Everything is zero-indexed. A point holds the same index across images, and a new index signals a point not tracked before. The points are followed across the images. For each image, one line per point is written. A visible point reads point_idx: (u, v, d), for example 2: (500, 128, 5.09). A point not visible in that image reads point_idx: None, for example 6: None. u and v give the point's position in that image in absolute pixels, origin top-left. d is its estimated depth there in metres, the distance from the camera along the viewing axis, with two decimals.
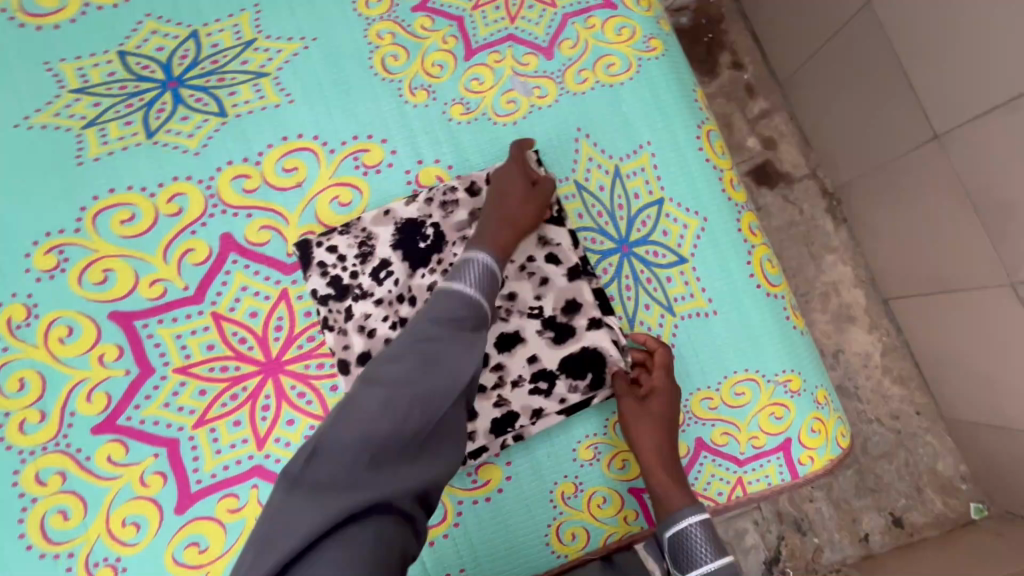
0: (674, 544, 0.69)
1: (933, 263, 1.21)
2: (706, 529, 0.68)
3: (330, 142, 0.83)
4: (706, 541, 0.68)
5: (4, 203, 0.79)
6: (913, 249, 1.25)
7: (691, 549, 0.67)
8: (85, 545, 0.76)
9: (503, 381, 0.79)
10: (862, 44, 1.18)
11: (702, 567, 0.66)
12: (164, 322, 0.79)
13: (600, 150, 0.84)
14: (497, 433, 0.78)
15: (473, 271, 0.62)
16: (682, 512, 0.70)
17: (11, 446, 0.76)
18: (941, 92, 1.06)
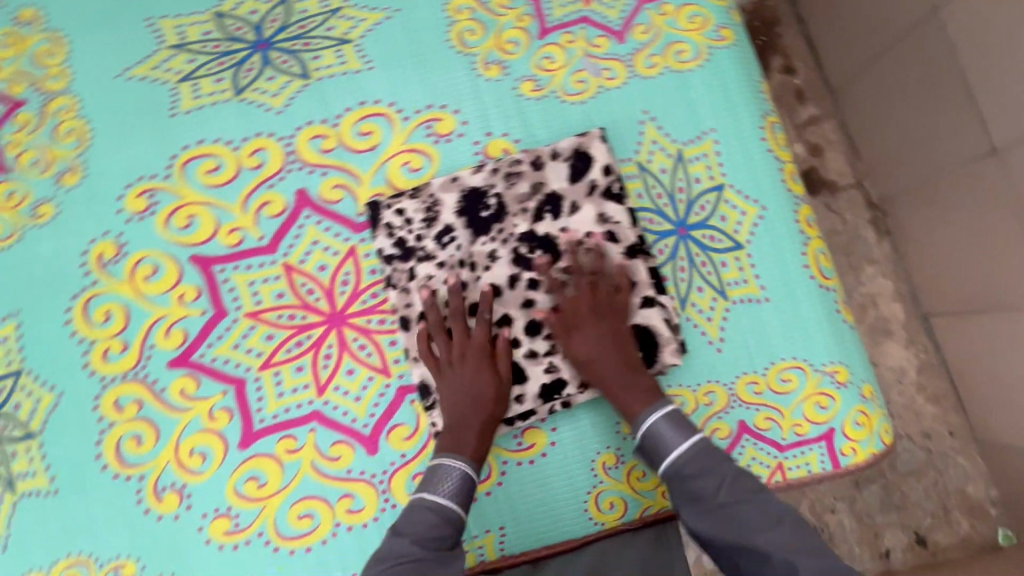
0: (644, 440, 0.74)
1: (976, 281, 1.20)
2: (670, 420, 0.73)
3: (404, 109, 0.86)
4: (673, 432, 0.72)
5: (103, 146, 0.84)
6: (957, 266, 1.23)
7: (659, 441, 0.72)
8: (155, 470, 0.81)
9: (554, 349, 0.82)
10: (924, 52, 1.17)
11: (671, 454, 0.71)
12: (240, 268, 0.83)
13: (664, 133, 0.86)
14: (544, 399, 0.82)
15: (451, 474, 0.73)
16: (640, 415, 0.75)
17: (94, 372, 0.82)
18: (1002, 106, 1.05)
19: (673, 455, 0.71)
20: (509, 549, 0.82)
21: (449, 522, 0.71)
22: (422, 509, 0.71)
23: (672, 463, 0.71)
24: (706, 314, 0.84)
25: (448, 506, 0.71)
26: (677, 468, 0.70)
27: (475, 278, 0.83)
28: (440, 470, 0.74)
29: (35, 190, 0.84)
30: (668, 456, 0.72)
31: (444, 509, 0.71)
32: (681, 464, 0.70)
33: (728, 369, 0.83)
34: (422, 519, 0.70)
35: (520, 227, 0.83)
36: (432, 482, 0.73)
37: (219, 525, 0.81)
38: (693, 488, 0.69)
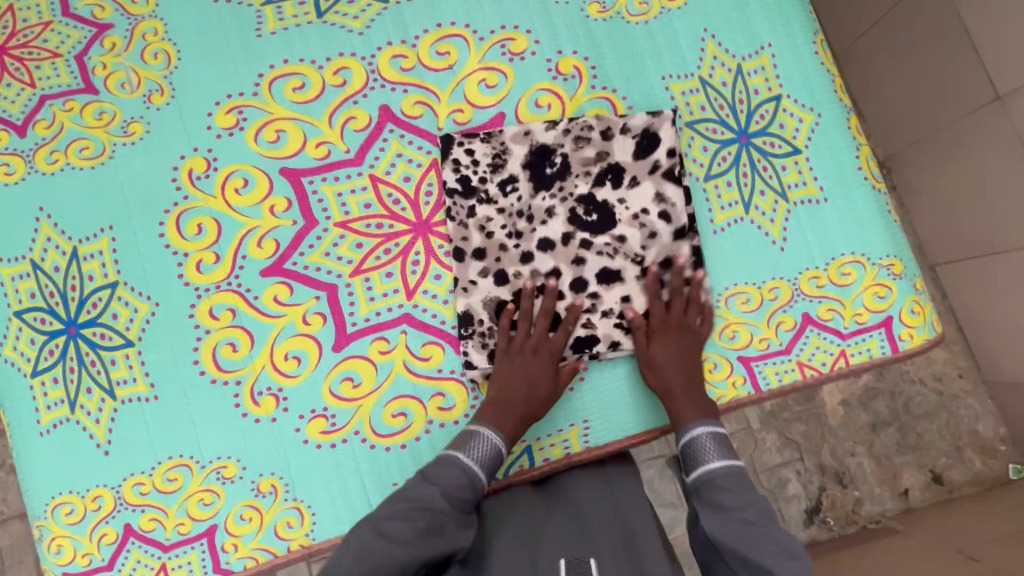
0: (684, 449, 0.79)
1: (980, 230, 1.38)
2: (713, 437, 0.77)
3: (479, 30, 0.91)
4: (712, 448, 0.76)
5: (191, 67, 0.87)
6: (959, 216, 1.42)
7: (697, 451, 0.77)
8: (251, 374, 0.84)
9: (594, 308, 0.85)
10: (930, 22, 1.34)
11: (705, 465, 0.75)
12: (328, 180, 0.87)
13: (724, 49, 0.92)
14: (576, 350, 0.85)
15: (484, 441, 0.75)
16: (686, 424, 0.79)
17: (189, 282, 0.85)
18: (1006, 58, 1.22)
19: (707, 466, 0.75)
20: (593, 442, 0.86)
21: (473, 484, 0.73)
22: (449, 460, 0.74)
23: (703, 472, 0.75)
24: (769, 217, 0.90)
25: (476, 469, 0.74)
26: (706, 478, 0.74)
27: (530, 230, 0.86)
28: (474, 435, 0.76)
29: (124, 110, 0.87)
30: (702, 466, 0.76)
31: (471, 468, 0.74)
32: (713, 476, 0.74)
33: (792, 265, 0.89)
34: (454, 473, 0.72)
35: (580, 189, 0.86)
36: (465, 442, 0.75)
37: (317, 425, 0.84)
38: (717, 500, 0.72)
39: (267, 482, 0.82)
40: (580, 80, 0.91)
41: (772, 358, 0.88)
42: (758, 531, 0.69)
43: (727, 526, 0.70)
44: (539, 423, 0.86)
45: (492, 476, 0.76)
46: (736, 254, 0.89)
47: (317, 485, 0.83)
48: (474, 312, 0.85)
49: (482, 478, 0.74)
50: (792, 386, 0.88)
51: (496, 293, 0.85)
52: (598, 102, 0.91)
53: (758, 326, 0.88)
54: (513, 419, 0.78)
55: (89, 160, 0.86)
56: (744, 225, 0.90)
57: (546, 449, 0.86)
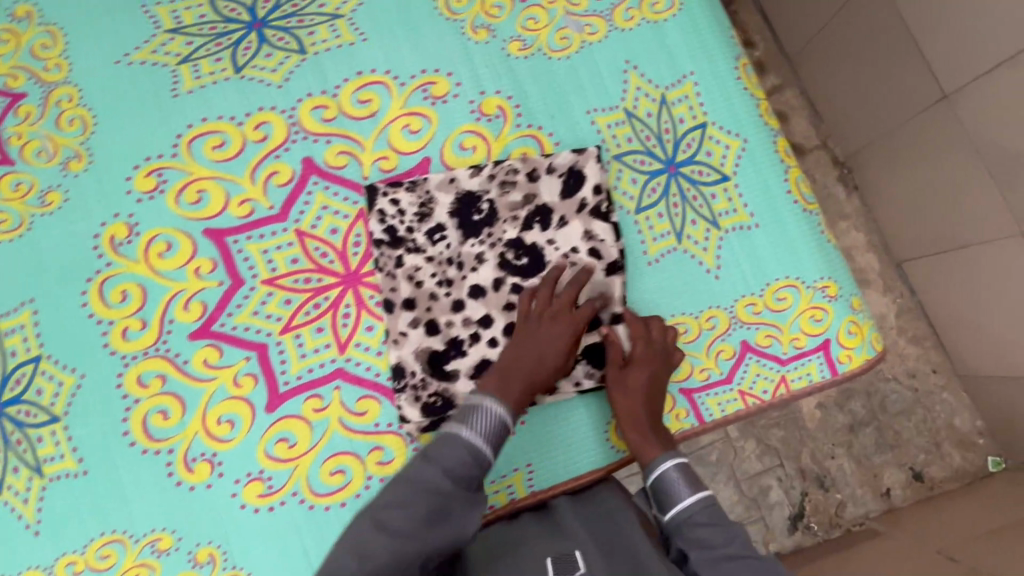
0: (655, 485, 0.78)
1: (944, 225, 1.38)
2: (681, 470, 0.77)
3: (400, 76, 0.90)
4: (683, 481, 0.77)
5: (108, 131, 0.86)
6: (923, 213, 1.42)
7: (670, 488, 0.76)
8: (184, 441, 0.82)
9: None
10: (875, 25, 1.35)
11: (681, 502, 0.75)
12: (253, 238, 0.86)
13: (647, 80, 0.91)
14: None
15: (485, 414, 0.74)
16: (657, 459, 0.78)
17: (115, 351, 0.83)
18: (948, 57, 1.23)
19: (683, 503, 0.75)
20: (538, 485, 0.85)
21: (477, 459, 0.72)
22: (450, 434, 0.73)
23: (679, 510, 0.75)
24: (702, 245, 0.89)
25: (479, 444, 0.72)
26: (684, 516, 0.75)
27: (460, 277, 0.85)
28: (474, 409, 0.74)
29: (41, 179, 0.86)
30: (677, 504, 0.76)
31: (470, 443, 0.72)
32: (692, 512, 0.74)
33: (728, 292, 0.89)
34: (454, 451, 0.71)
35: (508, 233, 0.86)
36: (465, 416, 0.74)
37: (253, 489, 0.82)
38: (699, 538, 0.73)
39: (205, 552, 0.81)
40: (505, 119, 0.90)
41: (713, 389, 0.88)
42: (742, 564, 0.70)
43: (711, 564, 0.71)
44: None
45: (498, 450, 0.74)
46: (672, 285, 0.89)
47: (257, 549, 0.81)
48: (406, 364, 0.84)
49: (485, 452, 0.72)
50: (735, 415, 0.87)
51: (428, 342, 0.84)
52: (524, 141, 0.90)
53: (698, 356, 0.88)
54: (518, 387, 0.77)
55: (8, 234, 0.85)
56: (678, 255, 0.89)
57: (490, 496, 0.85)
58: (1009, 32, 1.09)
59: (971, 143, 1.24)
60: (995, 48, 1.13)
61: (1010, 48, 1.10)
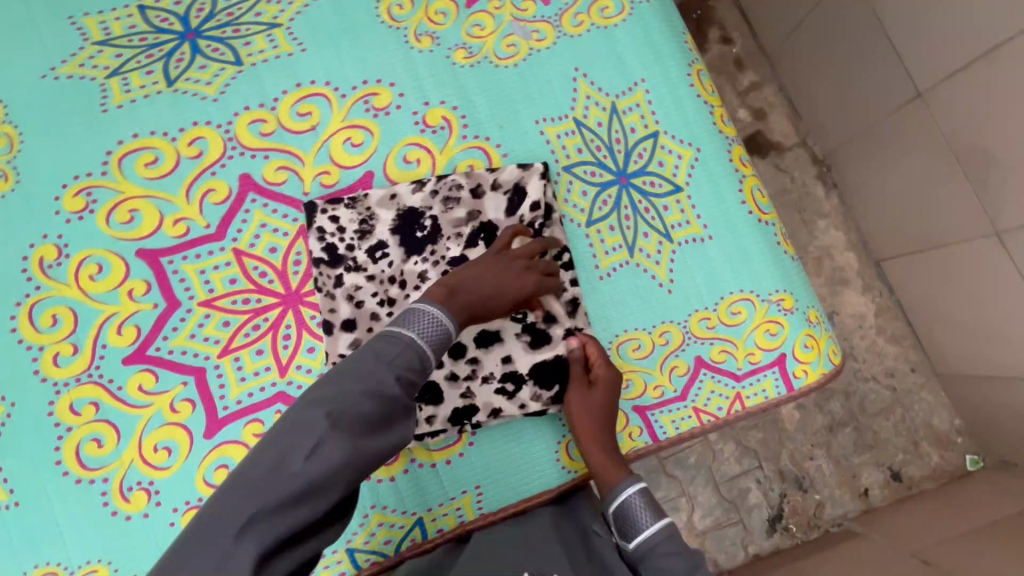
0: (618, 512, 0.71)
1: (921, 223, 1.35)
2: (645, 496, 0.71)
3: (341, 87, 0.87)
4: (647, 509, 0.70)
5: (35, 148, 0.83)
6: (901, 212, 1.40)
7: (633, 516, 0.70)
8: (120, 470, 0.80)
9: (473, 374, 0.82)
10: (848, 20, 1.32)
11: (646, 532, 0.69)
12: (189, 258, 0.83)
13: (597, 88, 0.89)
14: (454, 422, 0.81)
15: (425, 317, 0.64)
16: (620, 484, 0.72)
17: (46, 377, 0.80)
18: (920, 53, 1.20)
19: (648, 533, 0.69)
20: (487, 508, 0.83)
21: (415, 359, 0.62)
22: (387, 338, 0.62)
23: (643, 539, 0.68)
24: (654, 259, 0.87)
25: (418, 344, 0.63)
26: (648, 546, 0.68)
27: (403, 295, 0.82)
28: (415, 312, 0.65)
29: None
30: (642, 535, 0.69)
31: (412, 346, 0.62)
32: (657, 543, 0.68)
33: (681, 307, 0.87)
34: (395, 356, 0.61)
35: (452, 250, 0.83)
36: (405, 318, 0.64)
37: (192, 517, 0.80)
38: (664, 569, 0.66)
39: None
40: (450, 131, 0.87)
41: (667, 406, 0.86)
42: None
43: None
44: (429, 493, 0.83)
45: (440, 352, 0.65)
46: (625, 299, 0.87)
47: None
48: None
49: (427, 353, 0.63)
50: (689, 433, 0.85)
51: None
52: (471, 153, 0.87)
53: (651, 373, 0.86)
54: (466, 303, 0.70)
55: None
56: (630, 269, 0.87)
57: (438, 520, 0.82)
58: (981, 25, 1.06)
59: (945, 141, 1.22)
60: (967, 44, 1.10)
61: (981, 45, 1.07)
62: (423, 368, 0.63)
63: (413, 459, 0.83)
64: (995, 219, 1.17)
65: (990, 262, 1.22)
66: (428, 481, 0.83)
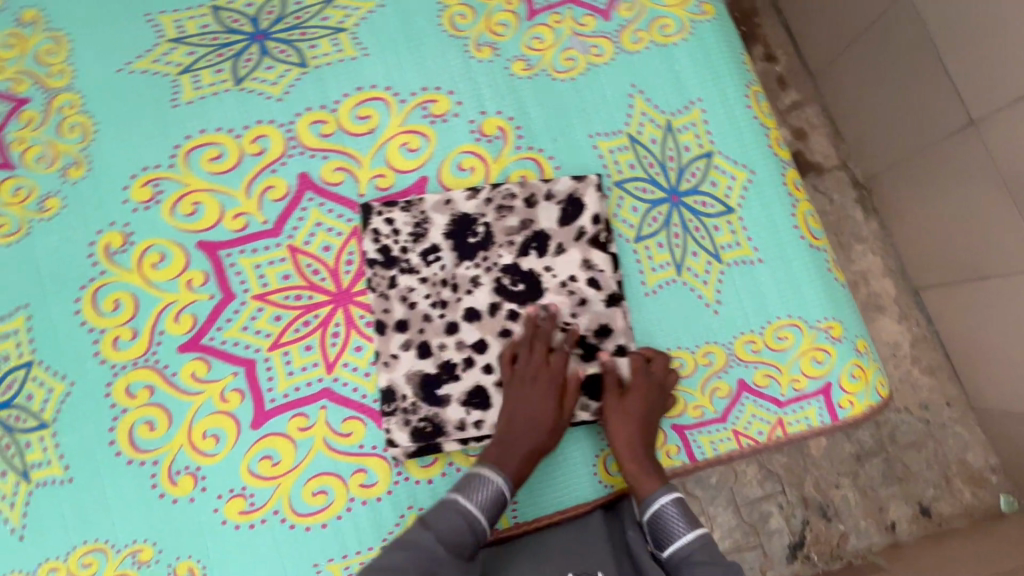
0: (653, 522, 0.76)
1: (965, 253, 1.32)
2: (678, 506, 0.75)
3: (401, 93, 0.89)
4: (680, 518, 0.75)
5: (106, 138, 0.86)
6: (944, 241, 1.37)
7: (667, 526, 0.75)
8: (169, 454, 0.82)
9: None
10: (903, 44, 1.30)
11: (680, 540, 0.73)
12: (245, 252, 0.85)
13: (653, 105, 0.89)
14: None
15: (486, 487, 0.75)
16: (654, 493, 0.76)
17: (105, 359, 0.83)
18: (979, 81, 1.17)
19: (681, 541, 0.73)
20: (522, 517, 0.83)
21: (474, 531, 0.73)
22: (451, 509, 0.73)
23: (677, 548, 0.73)
24: (702, 278, 0.87)
25: (477, 516, 0.73)
26: (682, 553, 0.73)
27: (455, 299, 0.83)
28: (477, 481, 0.75)
29: (41, 185, 0.86)
30: (676, 543, 0.74)
31: (467, 512, 0.73)
32: (691, 551, 0.72)
33: (726, 329, 0.86)
34: (452, 523, 0.72)
35: (504, 258, 0.84)
36: (468, 489, 0.75)
37: (235, 505, 0.82)
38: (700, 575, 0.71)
39: (184, 566, 0.81)
40: (505, 141, 0.88)
41: (707, 426, 0.85)
42: None
43: None
44: None
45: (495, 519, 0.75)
46: (670, 318, 0.86)
47: (236, 564, 0.81)
48: (397, 388, 0.83)
49: (479, 520, 0.73)
50: (727, 455, 0.84)
51: (420, 365, 0.82)
52: (523, 164, 0.88)
53: (691, 393, 0.85)
54: (520, 460, 0.77)
55: (7, 238, 0.85)
56: (677, 287, 0.87)
57: None
58: None
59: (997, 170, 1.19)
60: None
61: None
62: (475, 535, 0.73)
63: (451, 463, 0.83)
64: None
65: None
66: None
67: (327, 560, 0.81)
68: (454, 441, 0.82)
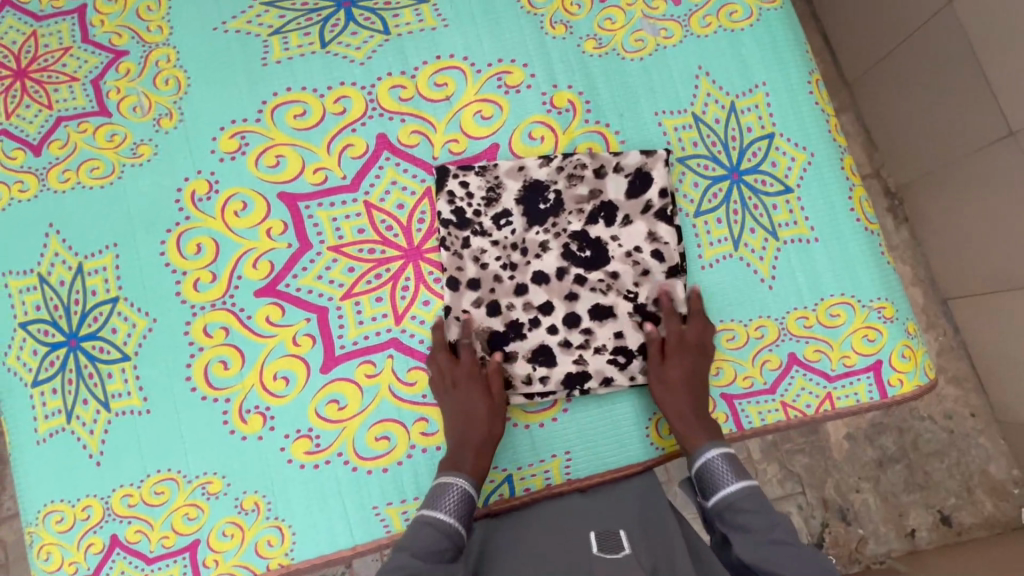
0: (700, 474, 0.78)
1: (998, 263, 1.33)
2: (727, 461, 0.76)
3: (477, 63, 0.93)
4: (729, 472, 0.76)
5: (199, 92, 0.91)
6: (975, 252, 1.38)
7: (712, 476, 0.76)
8: (241, 393, 0.86)
9: (587, 344, 0.86)
10: (942, 54, 1.32)
11: (726, 491, 0.75)
12: (324, 205, 0.89)
13: (718, 86, 0.93)
14: (566, 385, 0.85)
15: (449, 490, 0.75)
16: (702, 447, 0.78)
17: (186, 300, 0.87)
18: (1019, 92, 1.19)
19: (727, 491, 0.75)
20: (575, 474, 0.86)
21: (448, 536, 0.72)
22: (421, 526, 0.72)
23: (722, 497, 0.75)
24: (759, 253, 0.90)
25: (447, 521, 0.73)
26: (727, 503, 0.74)
27: (524, 262, 0.87)
28: (440, 488, 0.76)
29: (134, 132, 0.91)
30: (722, 493, 0.75)
31: (436, 521, 0.73)
32: (735, 502, 0.74)
33: (780, 304, 0.89)
34: (425, 536, 0.71)
35: (573, 225, 0.87)
36: (432, 499, 0.75)
37: (301, 445, 0.85)
38: (741, 523, 0.73)
39: (250, 500, 0.83)
40: (575, 114, 0.92)
41: (755, 397, 0.87)
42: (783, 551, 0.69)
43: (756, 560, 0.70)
44: (520, 452, 0.86)
45: (467, 520, 0.75)
46: (724, 290, 0.89)
47: (298, 503, 0.84)
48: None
49: (452, 525, 0.73)
50: (774, 426, 0.87)
51: (489, 323, 0.86)
52: (591, 136, 0.92)
53: (743, 364, 0.88)
54: (470, 456, 0.79)
55: (99, 180, 0.90)
56: (732, 261, 0.90)
57: (527, 479, 0.85)
58: None
59: None
60: None
61: None
62: (452, 539, 0.73)
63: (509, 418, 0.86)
64: None
65: None
66: (522, 440, 0.86)
67: (386, 504, 0.84)
68: (520, 395, 0.85)
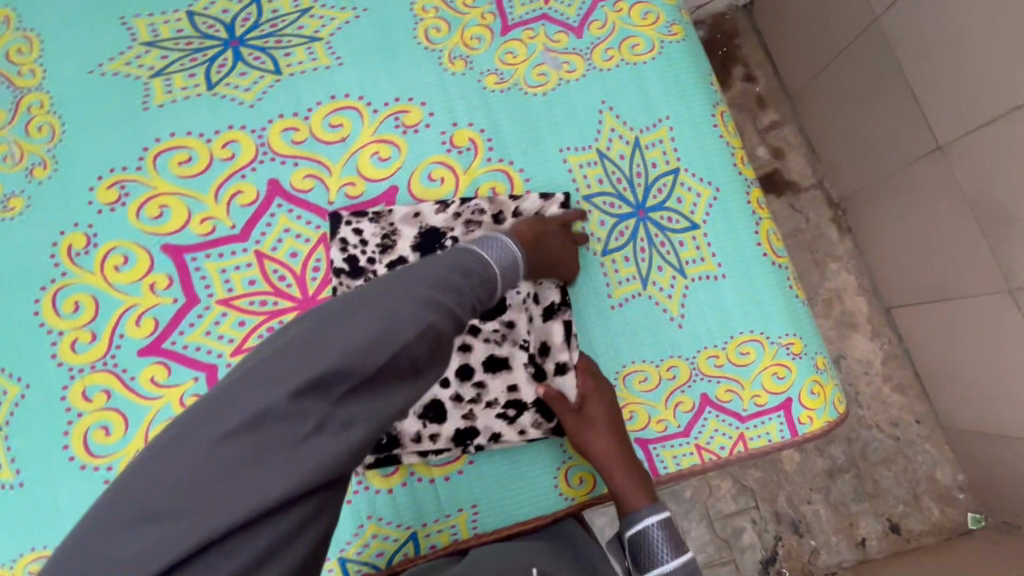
0: (635, 541, 0.75)
1: (934, 274, 1.33)
2: (664, 529, 0.75)
3: (374, 102, 0.90)
4: (665, 542, 0.74)
5: (73, 139, 0.86)
6: (913, 261, 1.38)
7: (651, 548, 0.73)
8: (124, 459, 0.80)
9: (479, 398, 0.83)
10: (874, 67, 1.31)
11: (662, 565, 0.72)
12: (211, 257, 0.85)
13: (622, 122, 0.91)
14: (457, 442, 0.82)
15: (500, 246, 0.66)
16: (641, 512, 0.75)
17: (62, 362, 0.82)
18: (945, 109, 1.20)
19: (664, 566, 0.72)
20: (482, 528, 0.82)
21: (488, 280, 0.61)
22: (470, 252, 0.61)
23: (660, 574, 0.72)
24: (666, 292, 0.88)
25: (493, 265, 0.63)
26: None
27: None
28: (488, 238, 0.66)
29: (5, 184, 0.85)
30: (658, 567, 0.73)
31: (482, 259, 0.62)
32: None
33: (688, 343, 0.87)
34: (467, 261, 0.60)
35: None
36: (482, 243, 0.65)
37: None
38: None
39: None
40: (475, 152, 0.89)
41: (670, 441, 0.85)
42: None
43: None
44: (425, 508, 0.83)
45: (506, 282, 0.65)
46: (632, 331, 0.87)
47: None
48: None
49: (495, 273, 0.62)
50: (689, 470, 0.85)
51: None
52: (494, 175, 0.89)
53: (655, 407, 0.86)
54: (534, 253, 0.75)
55: None
56: (642, 301, 0.88)
57: (432, 536, 0.82)
58: (998, 90, 1.08)
59: (960, 197, 1.21)
60: (987, 101, 1.10)
61: (1005, 101, 1.07)
62: (487, 286, 0.61)
63: (412, 472, 0.83)
64: (1009, 278, 1.16)
65: (997, 323, 1.21)
66: (425, 495, 0.83)
67: None
68: (412, 453, 0.82)
